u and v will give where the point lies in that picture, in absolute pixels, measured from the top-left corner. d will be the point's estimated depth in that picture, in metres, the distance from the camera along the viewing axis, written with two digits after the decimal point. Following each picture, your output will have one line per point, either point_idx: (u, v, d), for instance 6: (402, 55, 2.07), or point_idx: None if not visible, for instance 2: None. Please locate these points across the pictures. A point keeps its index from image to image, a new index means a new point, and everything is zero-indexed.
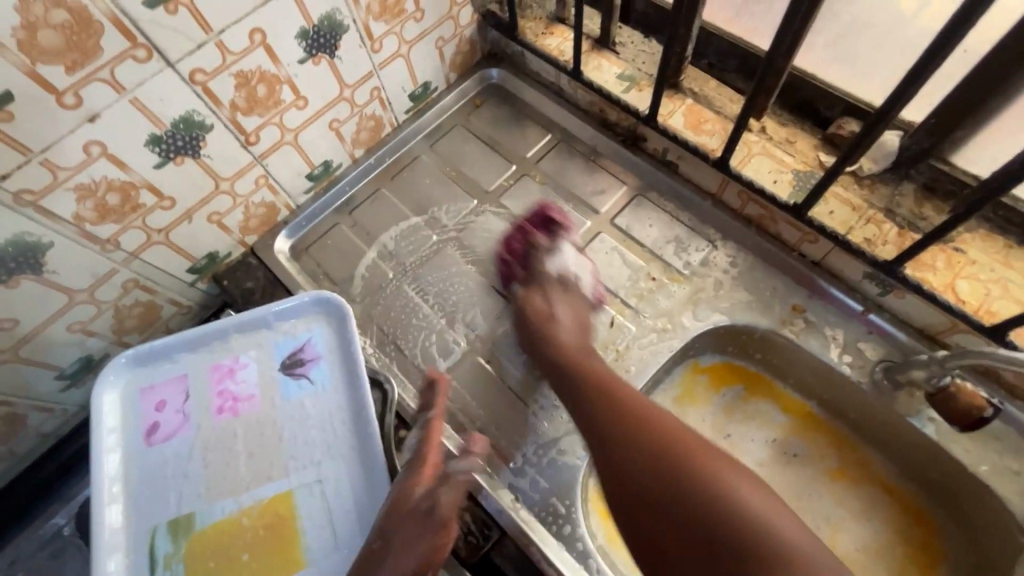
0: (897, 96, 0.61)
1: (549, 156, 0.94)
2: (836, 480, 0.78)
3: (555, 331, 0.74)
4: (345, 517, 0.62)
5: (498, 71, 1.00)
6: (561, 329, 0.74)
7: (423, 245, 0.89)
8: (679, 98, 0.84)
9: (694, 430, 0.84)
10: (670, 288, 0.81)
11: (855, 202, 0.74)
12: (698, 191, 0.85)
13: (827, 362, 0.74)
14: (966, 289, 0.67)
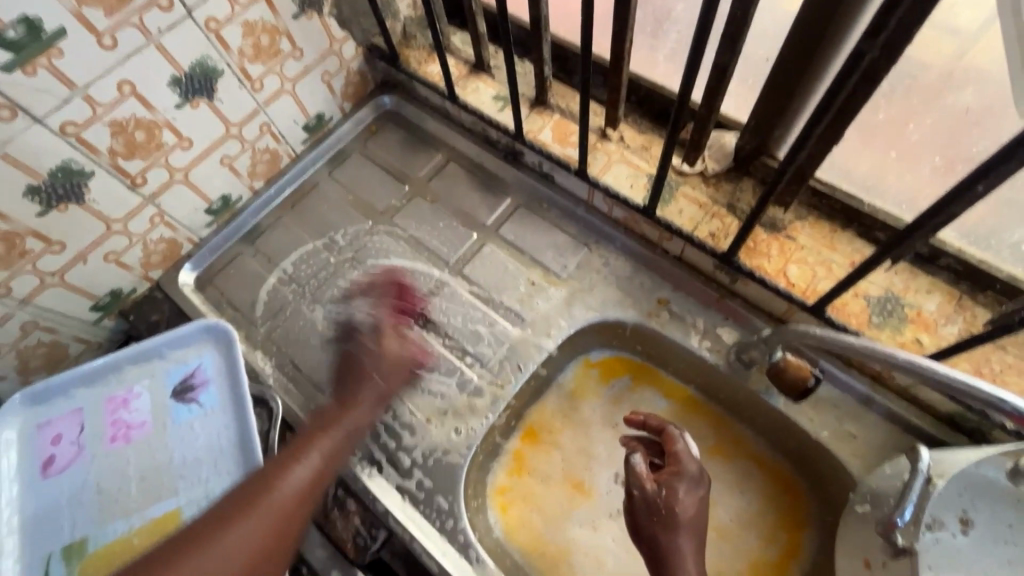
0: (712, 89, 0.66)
1: (439, 175, 1.00)
2: (713, 457, 0.84)
3: (674, 524, 0.65)
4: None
5: (391, 98, 1.06)
6: (678, 520, 0.65)
7: (321, 267, 0.94)
8: (548, 114, 0.91)
9: (585, 421, 0.89)
10: (549, 292, 0.87)
11: (702, 200, 0.80)
12: (573, 198, 0.91)
13: (690, 348, 0.81)
14: (795, 272, 0.74)
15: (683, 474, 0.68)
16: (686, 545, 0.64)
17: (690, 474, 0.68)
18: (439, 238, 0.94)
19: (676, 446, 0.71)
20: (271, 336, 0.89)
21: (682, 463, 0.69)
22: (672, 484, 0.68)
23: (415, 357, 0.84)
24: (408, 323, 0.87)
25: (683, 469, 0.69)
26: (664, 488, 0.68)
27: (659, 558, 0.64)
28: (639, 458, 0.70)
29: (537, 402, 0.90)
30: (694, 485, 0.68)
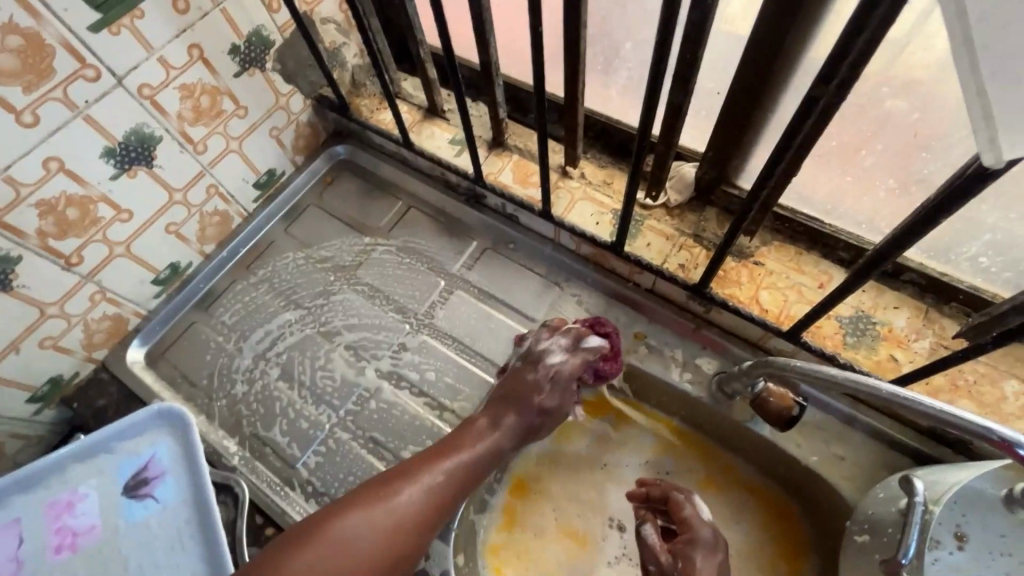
0: (670, 123, 0.66)
1: (401, 223, 0.97)
2: (705, 490, 0.82)
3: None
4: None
5: (344, 147, 1.03)
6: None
7: (283, 330, 0.89)
8: (506, 155, 0.90)
9: (572, 466, 0.86)
10: (524, 336, 0.84)
11: (667, 232, 0.80)
12: (539, 237, 0.90)
13: (670, 382, 0.79)
14: (767, 298, 0.74)
15: (698, 542, 0.69)
16: None
17: (704, 539, 0.69)
18: (406, 287, 0.90)
19: (684, 513, 0.72)
20: (233, 409, 0.83)
21: (694, 529, 0.70)
22: (686, 553, 0.68)
23: (389, 418, 0.80)
24: (379, 382, 0.83)
25: (698, 536, 0.69)
26: (678, 556, 0.69)
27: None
28: (650, 528, 0.72)
29: (521, 450, 0.87)
30: (711, 552, 0.68)
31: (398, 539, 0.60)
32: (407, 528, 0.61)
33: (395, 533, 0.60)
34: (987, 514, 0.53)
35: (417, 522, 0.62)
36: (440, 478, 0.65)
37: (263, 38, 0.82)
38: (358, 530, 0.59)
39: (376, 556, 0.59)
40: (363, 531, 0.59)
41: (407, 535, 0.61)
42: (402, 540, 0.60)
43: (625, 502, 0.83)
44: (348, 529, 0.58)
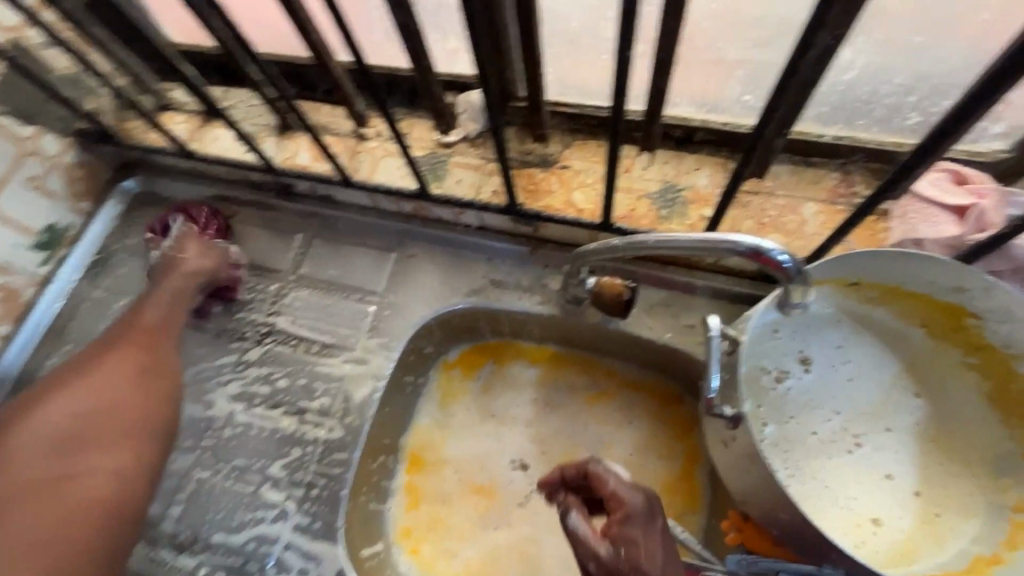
0: (411, 43, 0.64)
1: (218, 239, 0.89)
2: (594, 404, 0.82)
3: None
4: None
5: (134, 180, 0.93)
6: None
7: None
8: (299, 134, 0.85)
9: (464, 424, 0.84)
10: (371, 312, 0.80)
11: (474, 163, 0.78)
12: (360, 209, 0.85)
13: (523, 309, 0.77)
14: (581, 198, 0.74)
15: (632, 515, 0.53)
16: None
17: (639, 510, 0.53)
18: (236, 303, 0.83)
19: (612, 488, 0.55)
20: None
21: (625, 501, 0.54)
22: (626, 537, 0.52)
23: (248, 441, 0.74)
24: (232, 406, 0.76)
25: (630, 509, 0.53)
26: (621, 548, 0.51)
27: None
28: (577, 519, 0.53)
29: (410, 427, 0.84)
30: (649, 520, 0.53)
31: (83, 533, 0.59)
32: (143, 435, 0.67)
33: (104, 419, 0.65)
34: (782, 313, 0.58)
35: (135, 494, 0.64)
36: (97, 370, 0.67)
37: None
38: (61, 407, 0.64)
39: (99, 415, 0.65)
40: (26, 472, 0.61)
41: (100, 430, 0.64)
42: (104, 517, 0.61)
43: (523, 440, 0.82)
44: (51, 408, 0.64)
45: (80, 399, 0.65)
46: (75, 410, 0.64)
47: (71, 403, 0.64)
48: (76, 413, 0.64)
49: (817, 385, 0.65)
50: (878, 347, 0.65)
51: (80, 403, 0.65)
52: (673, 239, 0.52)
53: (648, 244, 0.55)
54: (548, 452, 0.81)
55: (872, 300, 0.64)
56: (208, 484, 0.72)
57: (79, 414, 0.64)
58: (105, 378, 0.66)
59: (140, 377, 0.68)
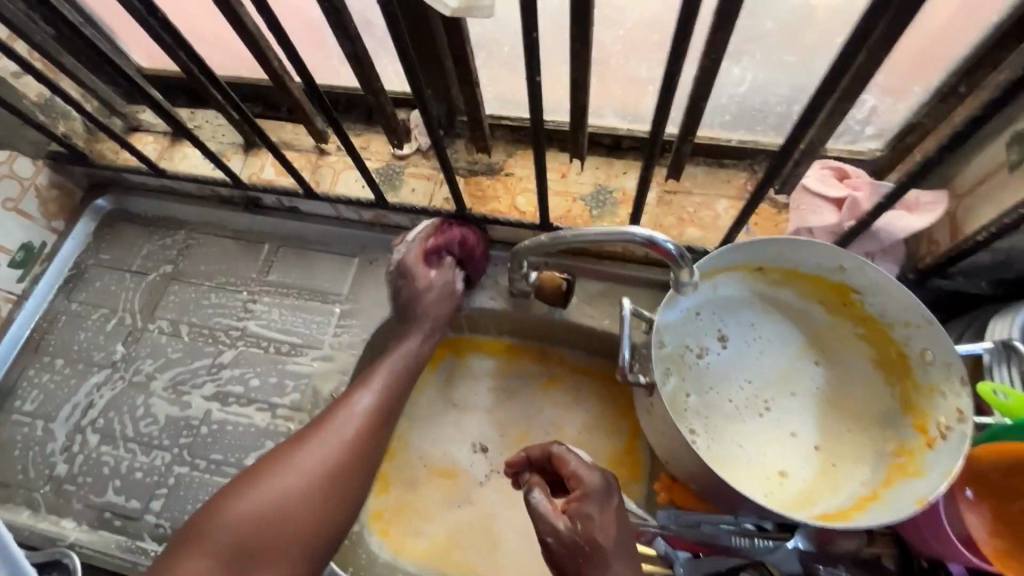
0: (360, 67, 0.71)
1: (190, 251, 0.95)
2: (547, 388, 0.90)
3: (602, 558, 0.58)
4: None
5: (106, 198, 0.98)
6: (603, 551, 0.58)
7: (90, 396, 0.84)
8: (264, 151, 0.91)
9: (428, 413, 0.91)
10: (336, 313, 0.86)
11: (428, 173, 0.85)
12: (325, 218, 0.91)
13: (477, 305, 0.84)
14: (524, 201, 0.82)
15: (590, 494, 0.61)
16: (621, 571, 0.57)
17: (596, 489, 0.62)
18: (209, 310, 0.89)
19: (574, 471, 0.63)
20: (59, 491, 0.78)
21: (584, 481, 0.62)
22: (582, 511, 0.60)
23: (225, 435, 0.80)
24: (207, 405, 0.82)
25: (588, 487, 0.62)
26: (579, 521, 0.60)
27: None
28: (541, 497, 0.61)
29: None
30: (605, 498, 0.61)
31: (334, 493, 0.62)
32: (325, 498, 0.61)
33: (300, 510, 0.60)
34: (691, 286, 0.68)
35: (336, 526, 0.62)
36: (302, 476, 0.61)
37: None
38: (258, 497, 0.59)
39: (300, 509, 0.60)
40: (256, 503, 0.59)
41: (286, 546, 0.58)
42: (341, 486, 0.62)
43: (483, 425, 0.89)
44: (236, 509, 0.58)
45: (286, 499, 0.60)
46: (330, 459, 0.63)
47: (306, 485, 0.61)
48: (316, 479, 0.61)
49: (732, 357, 0.74)
50: (784, 323, 0.75)
51: (331, 459, 0.63)
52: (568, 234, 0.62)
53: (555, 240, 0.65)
54: (506, 435, 0.88)
55: (775, 282, 0.74)
56: (186, 478, 0.77)
57: (331, 468, 0.62)
58: (335, 445, 0.64)
59: (334, 485, 0.62)
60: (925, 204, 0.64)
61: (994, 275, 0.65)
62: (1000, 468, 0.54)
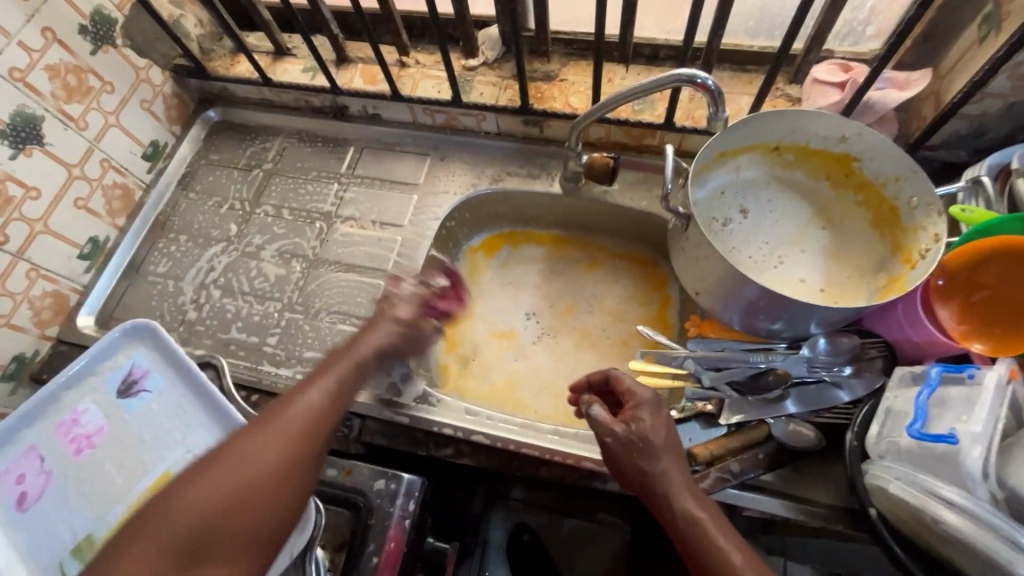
0: None
1: (285, 153, 1.11)
2: (590, 270, 1.05)
3: (652, 453, 0.65)
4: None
5: (215, 111, 1.16)
6: (654, 446, 0.66)
7: (210, 262, 1.01)
8: (353, 66, 1.06)
9: (488, 290, 1.06)
10: (415, 198, 1.03)
11: (494, 81, 1.01)
12: (402, 124, 1.08)
13: (535, 191, 1.00)
14: (577, 100, 0.96)
15: (643, 403, 0.69)
16: (670, 464, 0.65)
17: (648, 399, 0.69)
18: (306, 196, 1.05)
19: (630, 388, 0.71)
20: (191, 330, 0.95)
21: (636, 393, 0.70)
22: (635, 415, 0.68)
23: (326, 289, 0.96)
24: (308, 268, 0.98)
25: (640, 398, 0.70)
26: (631, 423, 0.67)
27: (648, 485, 0.64)
28: (600, 408, 0.69)
29: (446, 293, 1.06)
30: (655, 407, 0.69)
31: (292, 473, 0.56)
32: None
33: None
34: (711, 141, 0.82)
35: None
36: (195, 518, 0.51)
37: (106, 17, 0.94)
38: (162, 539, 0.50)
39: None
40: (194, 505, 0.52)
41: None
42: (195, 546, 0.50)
43: (535, 298, 1.04)
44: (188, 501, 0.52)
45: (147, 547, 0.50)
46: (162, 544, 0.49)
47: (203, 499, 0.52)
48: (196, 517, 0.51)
49: (751, 225, 0.89)
50: (797, 198, 0.89)
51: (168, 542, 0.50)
52: (616, 94, 0.77)
53: (603, 104, 0.79)
54: (554, 305, 1.03)
55: (789, 162, 0.88)
56: (294, 321, 0.93)
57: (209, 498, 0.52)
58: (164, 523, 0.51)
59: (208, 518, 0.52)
60: (913, 81, 0.78)
61: (971, 144, 0.79)
62: (964, 267, 0.67)
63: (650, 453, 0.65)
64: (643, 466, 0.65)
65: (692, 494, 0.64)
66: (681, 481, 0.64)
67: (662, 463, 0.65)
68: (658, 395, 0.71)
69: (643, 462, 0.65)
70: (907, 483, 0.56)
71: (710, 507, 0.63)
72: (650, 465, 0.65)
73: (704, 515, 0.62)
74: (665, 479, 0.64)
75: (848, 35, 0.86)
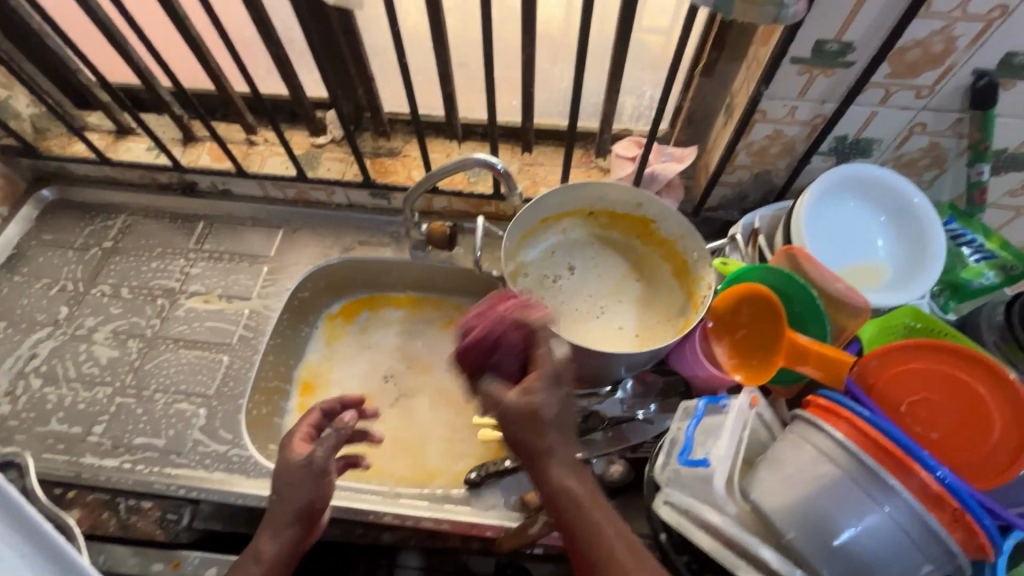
0: (284, 66, 0.93)
1: (129, 230, 1.08)
2: (446, 328, 1.10)
3: (539, 425, 0.58)
4: None
5: (50, 189, 1.11)
6: (541, 419, 0.58)
7: (33, 350, 0.94)
8: (200, 144, 1.08)
9: (346, 355, 1.07)
10: (265, 271, 1.03)
11: (341, 157, 1.07)
12: (254, 198, 1.10)
13: (385, 258, 1.05)
14: (418, 173, 1.04)
15: (543, 369, 0.61)
16: (555, 437, 0.58)
17: (548, 371, 0.61)
18: (148, 273, 1.03)
19: (498, 362, 0.64)
20: (2, 426, 0.87)
21: (546, 360, 0.62)
22: (530, 387, 0.59)
23: (164, 369, 0.92)
24: (144, 347, 0.95)
25: (541, 363, 0.62)
26: (527, 393, 0.59)
27: (532, 458, 0.58)
28: (495, 384, 0.62)
29: (303, 362, 1.05)
30: (553, 385, 0.60)
31: None
32: None
33: None
34: (521, 216, 0.92)
35: None
36: None
37: None
38: None
39: None
40: None
41: None
42: None
43: (393, 360, 1.06)
44: None
45: None
46: None
47: None
48: None
49: (578, 280, 0.98)
50: (616, 253, 1.00)
51: None
52: (431, 172, 0.85)
53: (421, 181, 0.87)
54: (411, 366, 1.06)
55: (604, 223, 1.00)
56: (125, 404, 0.89)
57: None
58: None
59: None
60: (687, 155, 0.93)
61: (739, 205, 0.95)
62: (726, 309, 0.79)
63: (533, 428, 0.58)
64: (531, 447, 0.58)
65: (574, 469, 0.58)
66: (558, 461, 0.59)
67: (544, 439, 0.58)
68: (558, 365, 0.62)
69: (529, 443, 0.58)
70: (676, 508, 0.64)
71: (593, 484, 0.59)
72: (536, 445, 0.57)
73: (581, 490, 0.57)
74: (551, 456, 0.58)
75: (640, 116, 1.01)
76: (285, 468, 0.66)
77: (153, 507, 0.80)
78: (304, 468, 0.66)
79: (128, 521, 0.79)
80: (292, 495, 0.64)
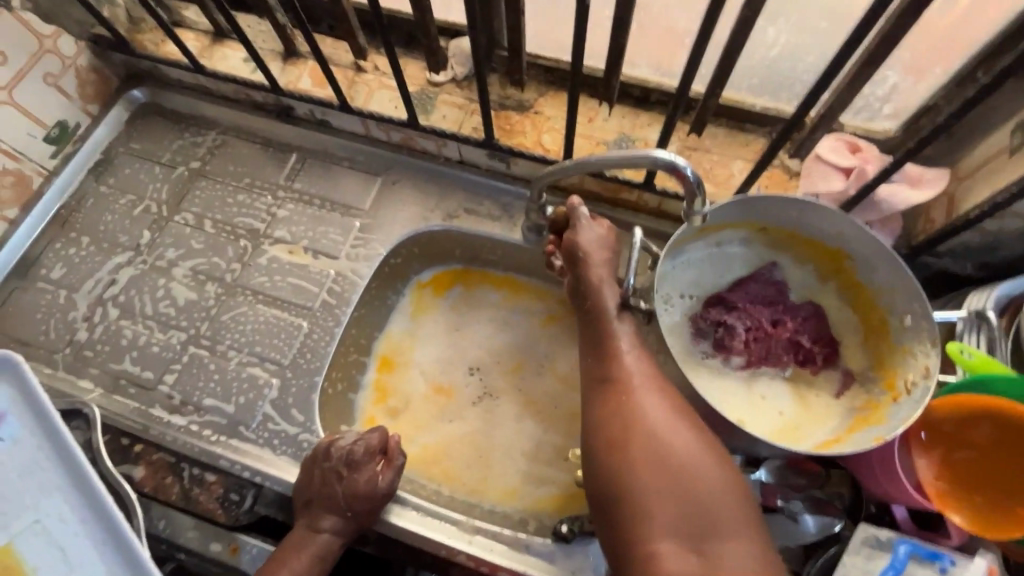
0: None
1: (217, 152, 0.96)
2: (547, 324, 0.94)
3: (609, 356, 0.67)
4: (85, 555, 0.59)
5: (141, 91, 1.00)
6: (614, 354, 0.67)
7: (113, 275, 0.87)
8: (302, 62, 0.93)
9: (429, 335, 0.94)
10: (357, 226, 0.90)
11: (459, 102, 0.88)
12: (352, 134, 0.94)
13: (491, 235, 0.89)
14: (549, 139, 0.84)
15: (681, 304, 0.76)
16: (634, 366, 0.66)
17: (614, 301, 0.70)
18: (233, 207, 0.92)
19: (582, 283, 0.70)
20: (79, 355, 0.83)
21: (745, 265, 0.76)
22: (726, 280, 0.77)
23: (239, 325, 0.83)
24: (222, 294, 0.86)
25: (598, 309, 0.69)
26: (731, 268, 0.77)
27: (622, 395, 0.64)
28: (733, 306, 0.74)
29: (383, 333, 0.93)
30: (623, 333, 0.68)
31: None
32: None
33: None
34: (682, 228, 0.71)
35: None
36: None
37: None
38: None
39: None
40: None
41: None
42: None
43: (481, 350, 0.93)
44: None
45: None
46: None
47: None
48: None
49: None
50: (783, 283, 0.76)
51: None
52: (589, 157, 0.65)
53: (575, 163, 0.67)
54: (500, 362, 0.92)
55: (776, 242, 0.76)
56: (198, 357, 0.81)
57: None
58: None
59: None
60: (927, 180, 0.68)
61: (980, 257, 0.70)
62: (953, 417, 0.61)
63: (614, 384, 0.65)
64: (618, 398, 0.64)
65: (667, 410, 0.63)
66: (639, 378, 0.64)
67: (625, 394, 0.64)
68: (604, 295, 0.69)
69: (619, 394, 0.64)
70: None
71: (672, 397, 0.64)
72: (626, 395, 0.63)
73: (679, 434, 0.60)
74: (634, 399, 0.63)
75: (863, 109, 0.74)
76: (356, 482, 0.69)
77: (217, 481, 0.74)
78: (374, 487, 0.70)
79: (191, 492, 0.73)
80: (357, 503, 0.69)
